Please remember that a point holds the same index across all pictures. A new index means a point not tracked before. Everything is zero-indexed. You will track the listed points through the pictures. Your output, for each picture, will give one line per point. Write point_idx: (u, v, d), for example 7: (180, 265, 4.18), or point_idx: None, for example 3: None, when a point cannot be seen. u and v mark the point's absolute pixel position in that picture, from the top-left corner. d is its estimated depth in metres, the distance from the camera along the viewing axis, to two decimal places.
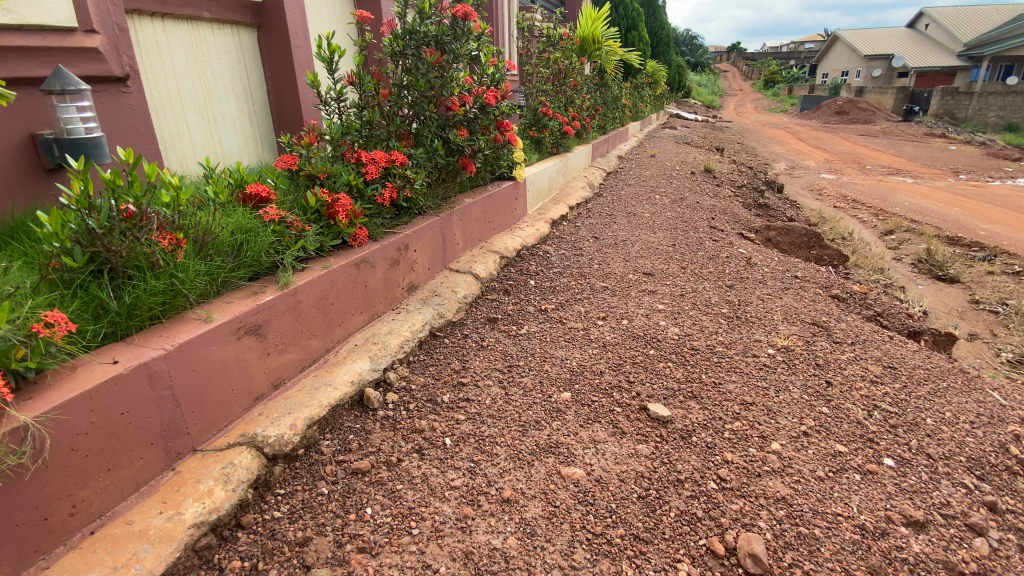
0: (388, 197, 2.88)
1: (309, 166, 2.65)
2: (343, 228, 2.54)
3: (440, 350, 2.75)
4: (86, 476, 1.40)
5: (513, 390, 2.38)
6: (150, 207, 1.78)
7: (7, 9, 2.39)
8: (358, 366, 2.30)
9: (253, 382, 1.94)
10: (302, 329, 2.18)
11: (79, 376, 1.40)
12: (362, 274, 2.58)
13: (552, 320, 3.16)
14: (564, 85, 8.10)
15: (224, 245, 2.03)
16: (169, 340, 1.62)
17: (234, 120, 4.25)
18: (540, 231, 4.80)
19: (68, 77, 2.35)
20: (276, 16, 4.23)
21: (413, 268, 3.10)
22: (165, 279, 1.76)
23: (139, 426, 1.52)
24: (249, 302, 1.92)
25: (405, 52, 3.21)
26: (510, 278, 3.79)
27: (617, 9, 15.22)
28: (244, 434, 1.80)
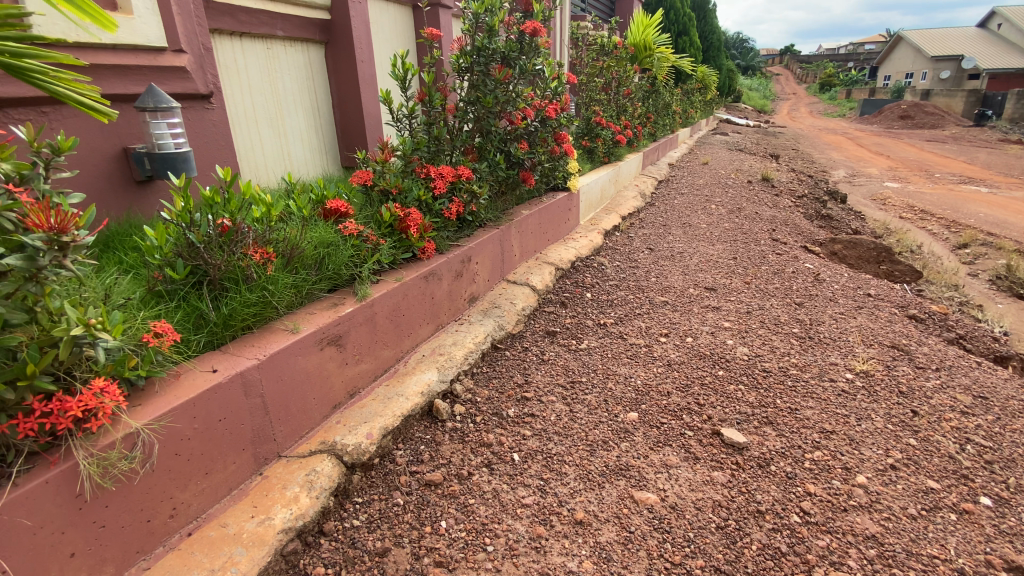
0: (455, 211, 2.93)
1: (383, 182, 2.77)
2: (414, 241, 2.60)
3: (503, 363, 2.75)
4: (186, 479, 1.47)
5: (578, 407, 2.35)
6: (244, 222, 1.88)
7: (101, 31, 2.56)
8: (426, 377, 2.33)
9: (331, 391, 2.01)
10: (376, 340, 2.25)
11: (182, 384, 1.47)
12: (430, 286, 2.63)
13: (612, 334, 3.10)
14: (617, 94, 8.03)
15: (309, 259, 2.13)
16: (262, 350, 1.71)
17: (304, 133, 4.45)
18: (594, 242, 4.76)
19: (160, 95, 2.53)
20: (344, 34, 4.42)
21: (475, 280, 3.13)
22: (257, 291, 1.85)
23: (234, 432, 1.60)
24: (331, 314, 2.00)
25: (473, 68, 3.25)
26: (566, 290, 3.77)
27: (669, 15, 14.99)
28: (325, 441, 1.87)
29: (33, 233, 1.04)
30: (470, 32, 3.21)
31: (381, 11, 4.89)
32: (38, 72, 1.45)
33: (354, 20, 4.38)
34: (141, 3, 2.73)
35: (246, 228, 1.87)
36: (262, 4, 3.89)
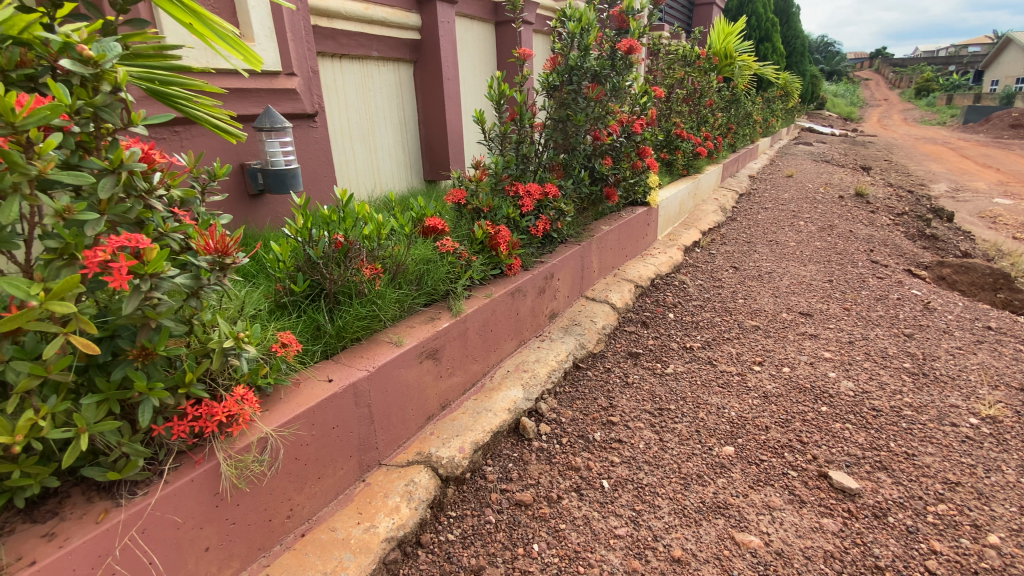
0: (541, 229, 2.96)
1: (476, 200, 2.83)
2: (502, 258, 2.65)
3: (586, 383, 2.67)
4: (302, 482, 1.56)
5: (668, 435, 2.25)
6: (356, 239, 1.99)
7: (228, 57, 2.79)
8: (512, 393, 2.33)
9: (426, 403, 2.07)
10: (467, 354, 2.29)
11: (304, 392, 1.58)
12: (516, 302, 2.66)
13: (700, 359, 2.96)
14: (698, 104, 7.78)
15: (411, 275, 2.24)
16: (371, 361, 1.79)
17: (392, 149, 4.65)
18: (674, 259, 4.61)
19: (273, 116, 2.70)
20: (432, 53, 4.59)
21: (556, 296, 3.11)
22: (367, 305, 1.96)
23: (344, 440, 1.68)
24: (429, 328, 2.07)
25: (564, 88, 3.18)
26: (647, 309, 3.64)
27: (751, 20, 14.41)
28: (421, 452, 1.92)
29: (200, 255, 1.11)
30: (565, 52, 3.16)
31: (465, 29, 5.04)
32: (182, 99, 1.54)
33: (442, 39, 4.55)
34: (261, 30, 2.97)
35: (358, 245, 1.98)
36: (362, 27, 4.12)
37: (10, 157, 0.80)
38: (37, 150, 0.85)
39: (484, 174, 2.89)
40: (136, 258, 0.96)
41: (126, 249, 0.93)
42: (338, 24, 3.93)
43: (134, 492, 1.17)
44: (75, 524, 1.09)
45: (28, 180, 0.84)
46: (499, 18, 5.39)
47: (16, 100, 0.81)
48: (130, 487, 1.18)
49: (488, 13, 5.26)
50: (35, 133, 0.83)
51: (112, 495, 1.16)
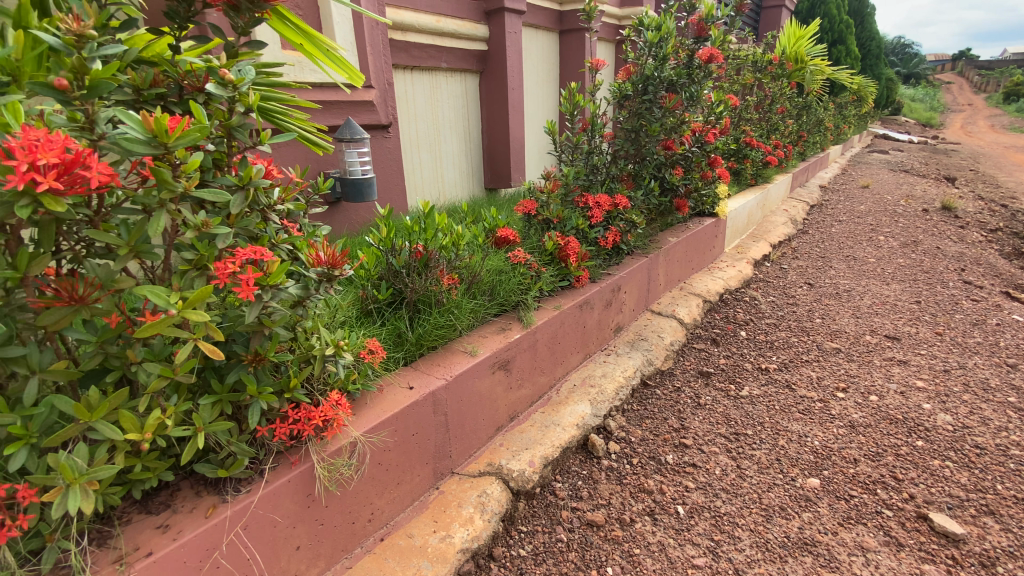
0: (611, 240, 2.83)
1: (546, 211, 2.75)
2: (571, 270, 2.59)
3: (655, 402, 2.57)
4: (383, 487, 1.59)
5: (746, 462, 2.16)
6: (436, 249, 2.03)
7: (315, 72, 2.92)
8: (580, 408, 2.28)
9: (497, 414, 2.08)
10: (535, 366, 2.28)
11: (387, 398, 1.62)
12: (583, 315, 2.59)
13: (777, 382, 2.82)
14: (768, 111, 7.45)
15: (484, 286, 2.25)
16: (448, 370, 1.82)
17: (456, 157, 4.73)
18: (743, 273, 4.42)
19: (353, 127, 2.80)
20: (499, 64, 4.65)
21: (622, 309, 2.98)
22: (445, 314, 2.00)
23: (421, 447, 1.71)
24: (501, 338, 2.08)
25: (637, 98, 3.08)
26: (717, 325, 3.50)
27: (824, 23, 13.69)
28: (491, 463, 1.93)
29: (311, 267, 1.18)
30: (640, 61, 3.05)
31: (530, 40, 5.08)
32: (279, 112, 1.56)
33: (509, 49, 4.60)
34: (343, 45, 3.09)
35: (437, 255, 2.02)
36: (433, 39, 4.22)
37: (161, 175, 0.84)
38: (182, 167, 0.89)
39: (555, 184, 2.82)
40: (260, 270, 1.02)
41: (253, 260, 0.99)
42: (411, 37, 4.04)
43: (238, 489, 1.23)
44: (187, 517, 1.15)
45: (174, 197, 0.88)
46: (564, 27, 5.38)
47: (169, 121, 0.83)
48: (234, 484, 1.24)
49: (553, 21, 5.28)
50: (181, 153, 0.86)
51: (218, 491, 1.22)
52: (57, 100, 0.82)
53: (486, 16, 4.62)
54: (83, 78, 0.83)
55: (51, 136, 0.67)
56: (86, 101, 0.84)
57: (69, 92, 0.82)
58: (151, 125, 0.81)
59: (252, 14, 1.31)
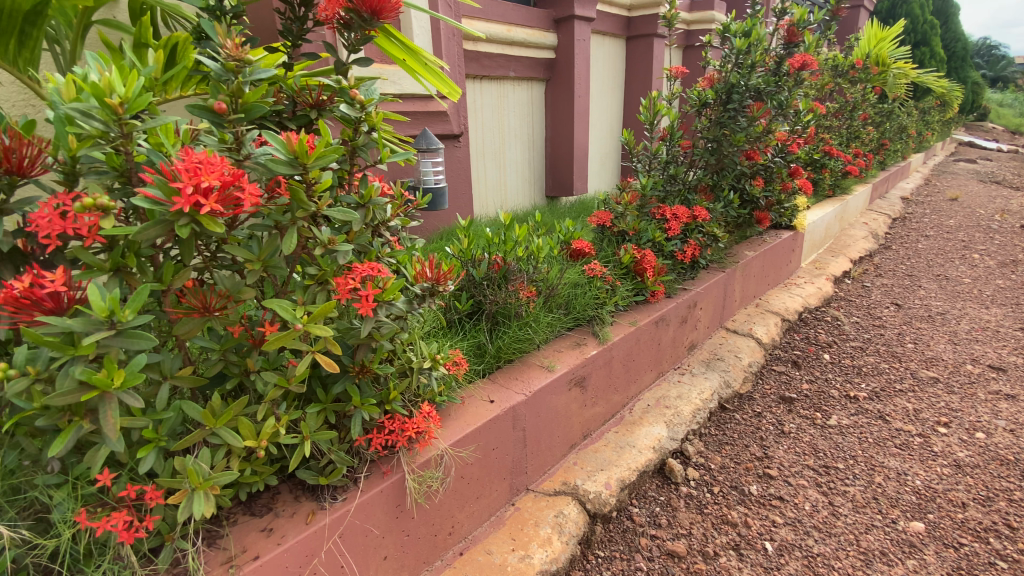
0: (689, 254, 2.68)
1: (621, 223, 2.61)
2: (648, 284, 2.44)
3: (733, 427, 2.45)
4: (464, 501, 1.58)
5: (839, 499, 2.02)
6: (515, 261, 2.00)
7: (393, 83, 2.99)
8: (656, 431, 2.18)
9: (571, 431, 2.02)
10: (611, 385, 2.18)
11: (469, 411, 1.61)
12: (659, 332, 2.45)
13: (868, 413, 2.62)
14: (848, 118, 7.02)
15: (559, 301, 2.16)
16: (527, 386, 1.79)
17: (519, 166, 4.73)
18: (823, 290, 4.17)
19: (430, 138, 2.83)
20: (566, 72, 4.62)
21: (697, 326, 2.84)
22: (523, 328, 1.96)
23: (500, 462, 1.69)
24: (578, 354, 2.01)
25: (719, 107, 2.92)
26: (797, 347, 3.30)
27: (908, 23, 12.80)
28: (567, 483, 1.88)
29: (416, 282, 1.23)
30: (724, 70, 2.90)
31: (597, 47, 5.01)
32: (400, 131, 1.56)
33: (577, 57, 4.56)
34: None
35: (516, 267, 1.99)
36: (502, 48, 4.23)
37: (298, 195, 0.88)
38: (317, 187, 0.91)
39: (634, 196, 2.65)
40: (377, 287, 1.05)
41: (371, 278, 1.02)
42: (482, 46, 4.08)
43: (335, 497, 1.25)
44: (289, 523, 1.18)
45: (307, 215, 0.91)
46: (631, 33, 5.27)
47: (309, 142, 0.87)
48: (331, 492, 1.26)
49: (621, 27, 5.18)
50: (317, 174, 0.90)
51: (317, 497, 1.25)
52: (212, 121, 0.86)
53: (555, 25, 4.60)
54: (238, 101, 0.87)
55: (210, 159, 0.68)
56: (234, 122, 0.87)
57: (225, 115, 0.85)
58: (293, 146, 0.85)
59: (362, 32, 1.34)
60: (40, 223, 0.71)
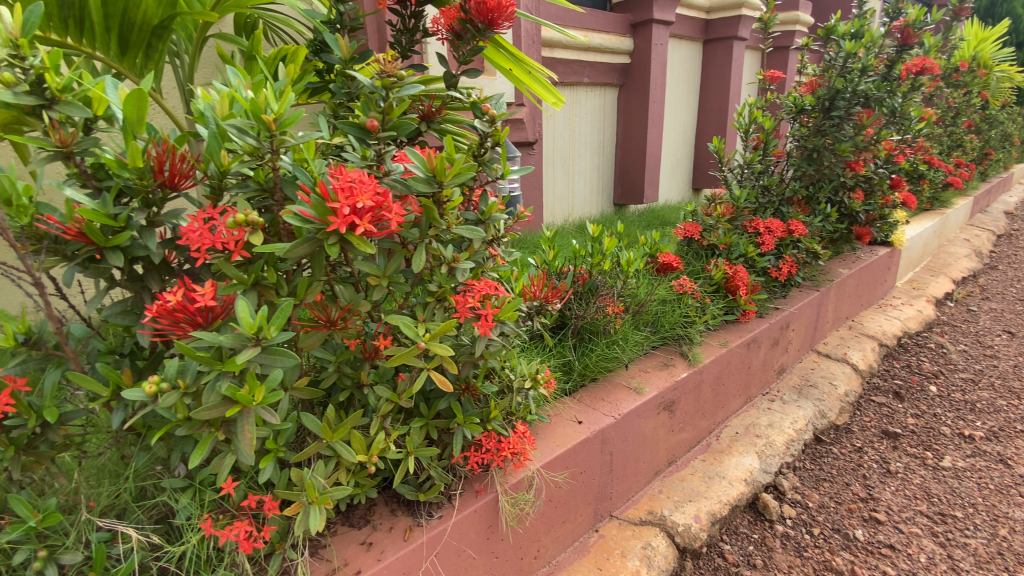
0: (785, 272, 2.49)
1: (712, 236, 2.43)
2: (740, 302, 2.27)
3: (831, 462, 2.26)
4: (550, 525, 1.51)
5: (960, 553, 1.81)
6: (600, 275, 1.90)
7: None
8: (747, 462, 2.04)
9: (657, 457, 1.90)
10: (698, 409, 2.04)
11: (558, 432, 1.53)
12: (750, 354, 2.28)
13: (987, 455, 2.35)
14: (950, 124, 6.43)
15: (647, 317, 2.04)
16: (615, 407, 1.67)
17: (588, 173, 4.62)
18: (924, 314, 3.82)
19: (510, 146, 2.80)
20: (640, 78, 4.49)
21: (787, 348, 2.65)
22: (611, 346, 1.84)
23: (586, 486, 1.61)
24: (667, 376, 1.88)
25: (820, 113, 2.73)
26: (897, 376, 3.03)
27: (1015, 21, 11.65)
28: (653, 512, 1.77)
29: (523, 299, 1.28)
30: (828, 73, 2.72)
31: (673, 51, 4.83)
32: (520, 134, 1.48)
33: (654, 62, 4.42)
34: None
35: (602, 281, 1.89)
36: (578, 54, 4.16)
37: (431, 213, 0.88)
38: (448, 204, 0.90)
39: (730, 208, 2.45)
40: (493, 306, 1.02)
41: (490, 297, 1.00)
42: (558, 53, 4.03)
43: (431, 514, 1.23)
44: (387, 537, 1.16)
45: (435, 233, 0.91)
46: (709, 36, 5.05)
47: (447, 160, 0.86)
48: (428, 508, 1.24)
49: (699, 31, 4.98)
50: (450, 192, 0.89)
51: (413, 513, 1.23)
52: (359, 137, 0.90)
53: (631, 29, 4.49)
54: (388, 120, 0.91)
55: (361, 177, 0.68)
56: (379, 140, 0.89)
57: (373, 132, 0.89)
58: (433, 164, 0.85)
59: (474, 42, 1.31)
60: (192, 237, 0.72)
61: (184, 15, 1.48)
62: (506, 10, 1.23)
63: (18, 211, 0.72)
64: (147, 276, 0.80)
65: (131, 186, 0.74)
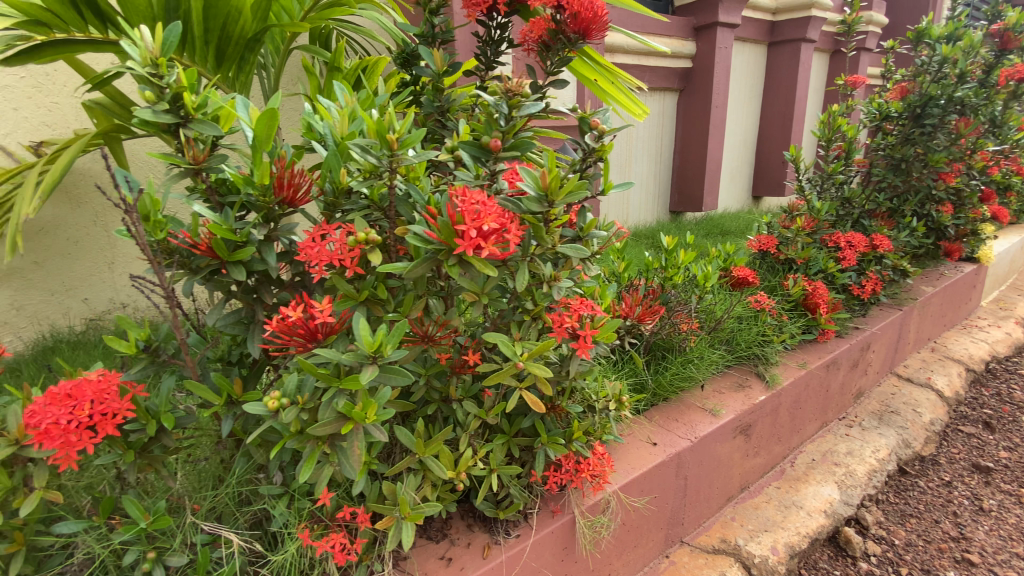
0: (869, 290, 2.33)
1: (789, 250, 2.31)
2: (820, 322, 2.15)
3: (917, 496, 2.10)
4: (622, 549, 1.46)
5: None
6: (673, 289, 1.82)
7: None
8: (826, 492, 1.92)
9: (730, 482, 1.81)
10: (774, 434, 1.94)
11: (633, 453, 1.48)
12: (828, 376, 2.15)
13: None
14: None
15: (721, 336, 1.96)
16: (691, 430, 1.60)
17: (644, 180, 4.51)
18: (1015, 337, 3.52)
19: None
20: (702, 83, 4.33)
21: (866, 371, 2.49)
22: (684, 364, 1.77)
23: (659, 510, 1.55)
24: (744, 398, 1.79)
25: (908, 122, 2.57)
26: (988, 404, 2.79)
27: None
28: (726, 541, 1.69)
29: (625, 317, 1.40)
30: (920, 79, 2.56)
31: (737, 54, 4.64)
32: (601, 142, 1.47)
33: (718, 65, 4.25)
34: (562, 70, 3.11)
35: (675, 296, 1.81)
36: (638, 59, 4.05)
37: (538, 231, 0.85)
38: (554, 222, 0.88)
39: (811, 221, 2.31)
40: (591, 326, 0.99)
41: (586, 317, 0.98)
42: (618, 58, 3.95)
43: (509, 533, 1.20)
44: (465, 554, 1.14)
45: (542, 250, 0.88)
46: (775, 38, 4.82)
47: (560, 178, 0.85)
48: (505, 526, 1.21)
49: (763, 33, 4.75)
50: (558, 211, 0.87)
51: (491, 531, 1.20)
52: (474, 155, 0.90)
53: (694, 33, 4.34)
54: (509, 137, 0.90)
55: (485, 200, 0.69)
56: (497, 159, 0.90)
57: (493, 151, 0.89)
58: (546, 182, 0.84)
59: (562, 53, 1.28)
60: (311, 254, 0.73)
61: (274, 27, 1.52)
62: (600, 21, 1.19)
63: (154, 227, 0.73)
64: (260, 288, 0.81)
65: (255, 202, 0.76)
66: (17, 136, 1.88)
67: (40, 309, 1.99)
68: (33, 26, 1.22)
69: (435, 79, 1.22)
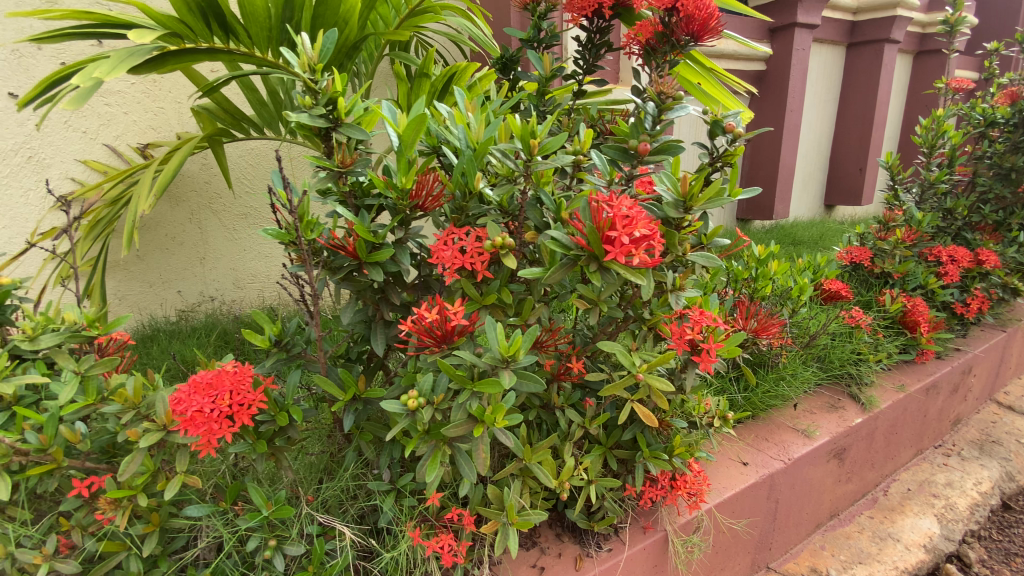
0: (974, 309, 2.17)
1: (885, 262, 2.17)
2: (920, 341, 2.00)
3: None
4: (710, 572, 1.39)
5: None
6: (766, 302, 1.75)
7: None
8: (925, 525, 1.78)
9: (820, 508, 1.71)
10: (867, 459, 1.82)
11: (724, 473, 1.42)
12: (928, 400, 2.01)
13: None
14: None
15: (813, 352, 1.85)
16: (784, 451, 1.53)
17: None
18: None
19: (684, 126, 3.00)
20: (777, 85, 4.15)
21: (966, 397, 2.31)
22: (775, 380, 1.69)
23: (749, 534, 1.47)
24: (839, 420, 1.69)
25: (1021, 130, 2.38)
26: None
27: None
28: (817, 570, 1.59)
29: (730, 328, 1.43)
30: None
31: (815, 56, 4.42)
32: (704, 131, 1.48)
33: (795, 67, 4.07)
34: None
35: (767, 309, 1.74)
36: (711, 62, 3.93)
37: (671, 239, 0.85)
38: (685, 229, 0.88)
39: (912, 232, 2.15)
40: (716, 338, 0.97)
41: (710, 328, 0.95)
42: None
43: (601, 546, 1.16)
44: (558, 563, 1.12)
45: (670, 260, 0.88)
46: (856, 39, 4.56)
47: (697, 183, 0.85)
48: (596, 539, 1.17)
49: (843, 34, 4.52)
50: (693, 218, 0.87)
51: (582, 542, 1.17)
52: (617, 157, 0.92)
53: (769, 34, 4.16)
54: (660, 143, 0.90)
55: (634, 207, 0.70)
56: (643, 162, 0.90)
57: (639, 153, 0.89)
58: (684, 189, 0.85)
59: (670, 56, 1.22)
60: (444, 256, 0.75)
61: (374, 33, 1.57)
62: (713, 25, 1.14)
63: (306, 226, 0.76)
64: (388, 287, 0.83)
65: (392, 204, 0.78)
66: (128, 138, 2.01)
67: (140, 300, 2.13)
68: (171, 38, 1.29)
69: (543, 82, 1.24)
